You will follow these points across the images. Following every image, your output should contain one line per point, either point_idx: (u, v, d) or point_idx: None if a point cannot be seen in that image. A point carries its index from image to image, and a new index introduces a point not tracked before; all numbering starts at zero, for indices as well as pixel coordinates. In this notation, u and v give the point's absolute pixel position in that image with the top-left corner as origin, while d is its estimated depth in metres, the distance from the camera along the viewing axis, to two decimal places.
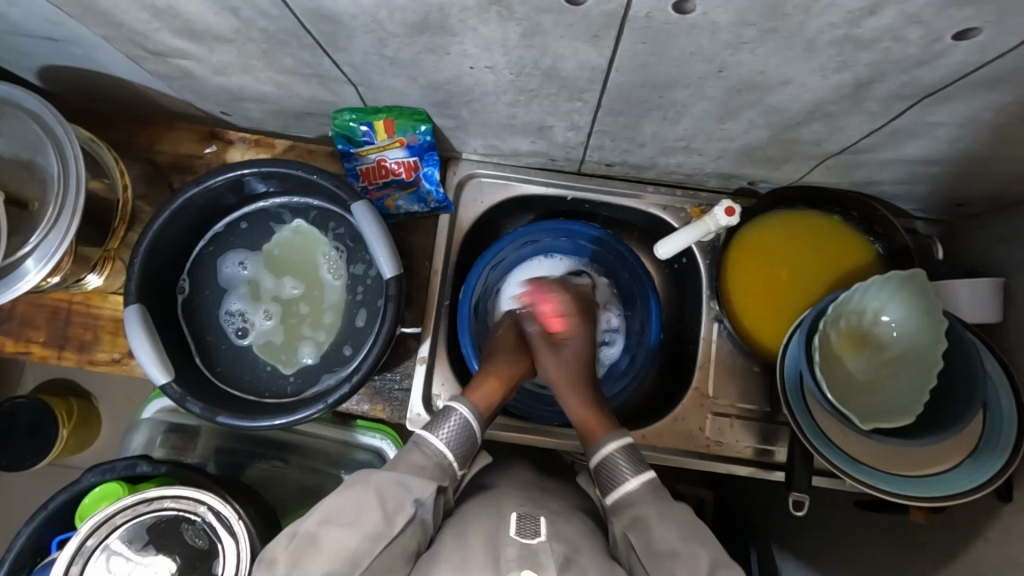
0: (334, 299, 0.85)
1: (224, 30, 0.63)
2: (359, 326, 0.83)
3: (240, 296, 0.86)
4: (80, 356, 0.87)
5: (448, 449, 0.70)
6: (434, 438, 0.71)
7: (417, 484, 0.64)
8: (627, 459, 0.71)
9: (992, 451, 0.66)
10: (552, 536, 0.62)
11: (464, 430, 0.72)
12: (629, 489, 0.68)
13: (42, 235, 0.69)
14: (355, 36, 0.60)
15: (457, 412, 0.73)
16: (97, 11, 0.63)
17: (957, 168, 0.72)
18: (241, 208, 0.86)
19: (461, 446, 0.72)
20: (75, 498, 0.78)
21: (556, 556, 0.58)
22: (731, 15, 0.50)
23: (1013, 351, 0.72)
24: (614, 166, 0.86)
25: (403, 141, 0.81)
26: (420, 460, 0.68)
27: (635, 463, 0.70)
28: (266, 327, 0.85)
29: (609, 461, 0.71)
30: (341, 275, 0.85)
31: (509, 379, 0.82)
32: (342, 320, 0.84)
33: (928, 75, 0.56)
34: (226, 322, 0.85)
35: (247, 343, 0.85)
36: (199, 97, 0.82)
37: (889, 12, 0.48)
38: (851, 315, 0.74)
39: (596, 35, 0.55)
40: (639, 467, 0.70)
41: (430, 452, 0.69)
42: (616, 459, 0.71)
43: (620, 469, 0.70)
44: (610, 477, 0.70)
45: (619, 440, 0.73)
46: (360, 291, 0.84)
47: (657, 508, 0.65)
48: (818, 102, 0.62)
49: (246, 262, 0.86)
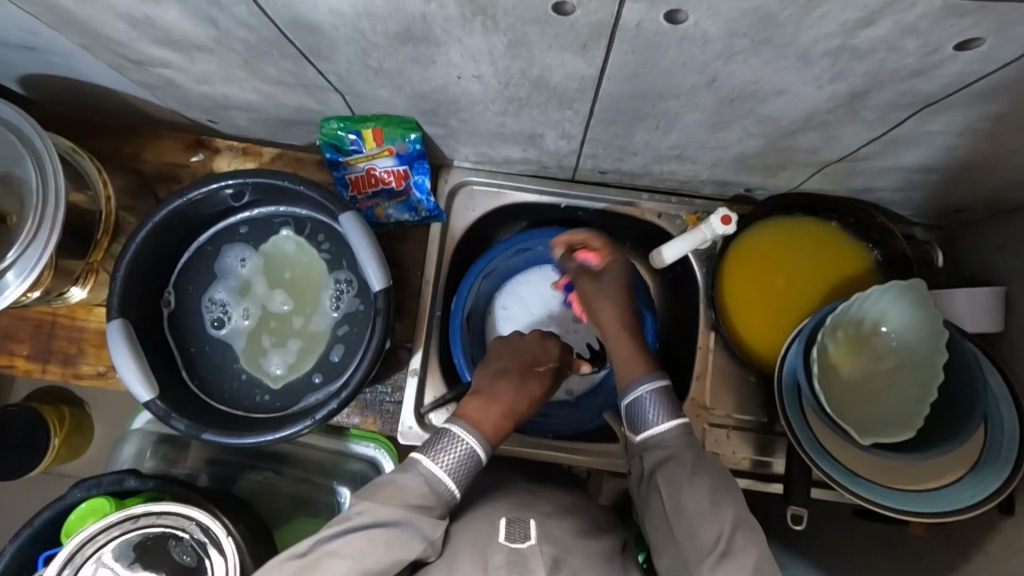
0: (323, 327, 0.83)
1: (203, 40, 0.62)
2: (334, 360, 0.81)
3: (227, 288, 0.84)
4: (65, 370, 0.85)
5: (452, 482, 0.65)
6: (433, 464, 0.65)
7: (427, 523, 0.61)
8: (659, 403, 0.69)
9: (992, 466, 0.65)
10: (542, 538, 0.61)
11: (467, 459, 0.67)
12: (656, 432, 0.67)
13: (20, 250, 0.67)
14: (336, 46, 0.59)
15: (463, 441, 0.67)
16: (76, 21, 0.61)
17: (956, 175, 0.71)
18: (239, 213, 0.84)
19: (464, 474, 0.66)
20: (61, 515, 0.76)
21: (545, 558, 0.58)
22: (722, 26, 0.49)
23: (1014, 362, 0.71)
24: (606, 174, 0.85)
25: (391, 149, 0.79)
26: (427, 499, 0.63)
27: (667, 409, 0.68)
28: (241, 328, 0.83)
29: (640, 405, 0.69)
30: (340, 304, 0.83)
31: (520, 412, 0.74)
32: (325, 343, 0.82)
33: (926, 85, 0.54)
34: (206, 309, 0.84)
35: (222, 334, 0.83)
36: (184, 106, 0.80)
37: (884, 23, 0.46)
38: (849, 324, 0.73)
39: (584, 46, 0.54)
40: (673, 413, 0.68)
41: (436, 487, 0.64)
42: (649, 402, 0.69)
43: (650, 412, 0.68)
44: (642, 418, 0.69)
45: (653, 384, 0.70)
46: (348, 326, 0.82)
47: (688, 455, 0.65)
48: (813, 112, 0.61)
49: (246, 259, 0.85)
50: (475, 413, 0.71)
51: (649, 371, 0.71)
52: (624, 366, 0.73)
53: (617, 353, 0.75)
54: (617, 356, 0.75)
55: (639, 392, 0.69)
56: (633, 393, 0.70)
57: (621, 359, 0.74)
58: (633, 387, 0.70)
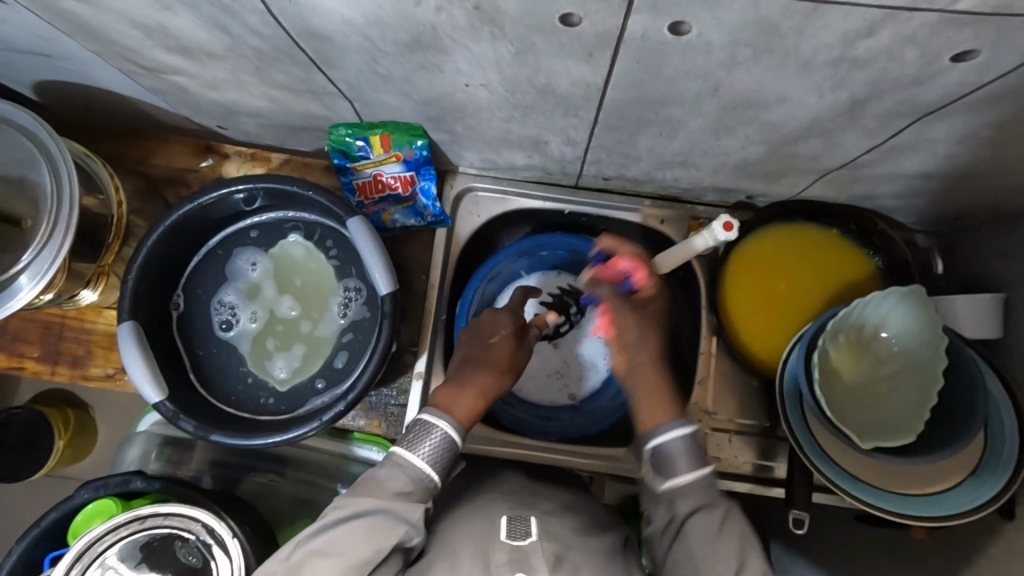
0: (330, 332, 0.84)
1: (216, 47, 0.63)
2: (337, 367, 0.82)
3: (236, 291, 0.85)
4: (74, 371, 0.86)
5: (431, 470, 0.66)
6: (412, 455, 0.66)
7: (405, 508, 0.62)
8: (686, 449, 0.65)
9: (993, 470, 0.65)
10: (542, 536, 0.62)
11: (443, 445, 0.67)
12: (685, 481, 0.64)
13: (34, 253, 0.68)
14: (347, 54, 0.60)
15: (437, 429, 0.68)
16: (91, 28, 0.63)
17: (956, 183, 0.72)
18: (251, 217, 0.86)
19: (444, 461, 0.67)
20: (68, 515, 0.77)
21: (547, 555, 0.59)
22: (725, 36, 0.50)
23: (1014, 368, 0.71)
24: (610, 180, 0.86)
25: (398, 155, 0.80)
26: (406, 486, 0.64)
27: (694, 456, 0.65)
28: (249, 330, 0.84)
29: (664, 451, 0.65)
30: (347, 312, 0.84)
31: (493, 394, 0.75)
32: (332, 348, 0.83)
33: (925, 94, 0.56)
34: (214, 311, 0.85)
35: (230, 336, 0.84)
36: (194, 111, 0.81)
37: (883, 33, 0.47)
38: (850, 330, 0.74)
39: (590, 54, 0.55)
40: (701, 462, 0.65)
41: (415, 474, 0.65)
42: (674, 450, 0.65)
43: (676, 461, 0.65)
44: (667, 465, 0.65)
45: (677, 429, 0.66)
46: (354, 332, 0.83)
47: (719, 507, 0.64)
48: (814, 120, 0.62)
49: (256, 263, 0.86)
50: (442, 399, 0.72)
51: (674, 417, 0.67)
52: (646, 409, 0.70)
53: (642, 395, 0.71)
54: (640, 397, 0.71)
55: (662, 439, 0.66)
56: (659, 437, 0.66)
57: (644, 402, 0.70)
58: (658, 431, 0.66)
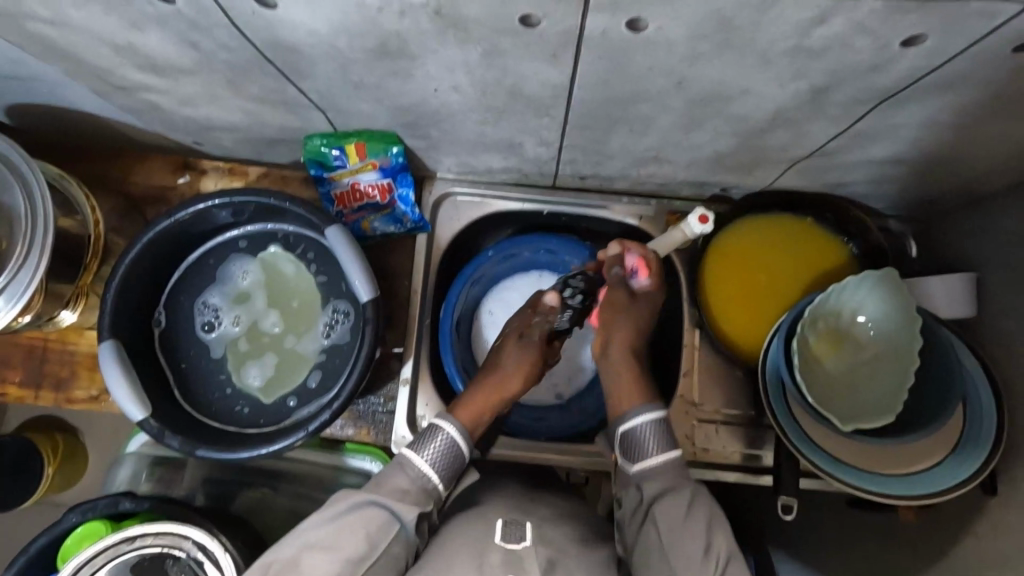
0: (311, 350, 0.83)
1: (185, 62, 0.63)
2: (313, 387, 0.82)
3: (221, 294, 0.85)
4: (58, 394, 0.86)
5: (431, 470, 0.68)
6: (418, 459, 0.68)
7: (402, 507, 0.64)
8: (655, 433, 0.69)
9: (974, 444, 0.66)
10: (536, 540, 0.63)
11: (448, 448, 0.70)
12: (652, 463, 0.68)
13: (9, 274, 0.68)
14: (316, 63, 0.60)
15: (442, 431, 0.71)
16: (59, 49, 0.63)
17: (924, 167, 0.73)
18: (241, 227, 0.86)
19: (445, 464, 0.70)
20: (57, 540, 0.76)
21: (541, 560, 0.60)
22: (684, 32, 0.51)
23: (989, 345, 0.72)
24: (587, 179, 0.87)
25: (374, 163, 0.80)
26: (404, 483, 0.66)
27: (662, 441, 0.69)
28: (231, 334, 0.85)
29: (636, 433, 0.70)
30: (332, 332, 0.84)
31: (507, 394, 0.79)
32: (308, 372, 0.83)
33: (882, 81, 0.57)
34: (197, 313, 0.85)
35: (212, 338, 0.85)
36: (168, 128, 0.81)
37: (837, 21, 0.48)
38: (828, 316, 0.75)
39: (555, 54, 0.55)
40: (667, 445, 0.69)
41: (414, 474, 0.67)
42: (643, 433, 0.69)
43: (647, 443, 0.69)
44: (636, 448, 0.69)
45: (649, 413, 0.70)
46: (335, 356, 0.83)
47: (685, 489, 0.66)
48: (779, 110, 0.63)
49: (246, 271, 0.86)
50: (457, 401, 0.77)
51: (642, 403, 0.72)
52: (624, 397, 0.74)
53: (614, 383, 0.77)
54: (612, 389, 0.77)
55: (634, 420, 0.70)
56: (630, 420, 0.71)
57: (618, 389, 0.76)
58: (630, 415, 0.71)
